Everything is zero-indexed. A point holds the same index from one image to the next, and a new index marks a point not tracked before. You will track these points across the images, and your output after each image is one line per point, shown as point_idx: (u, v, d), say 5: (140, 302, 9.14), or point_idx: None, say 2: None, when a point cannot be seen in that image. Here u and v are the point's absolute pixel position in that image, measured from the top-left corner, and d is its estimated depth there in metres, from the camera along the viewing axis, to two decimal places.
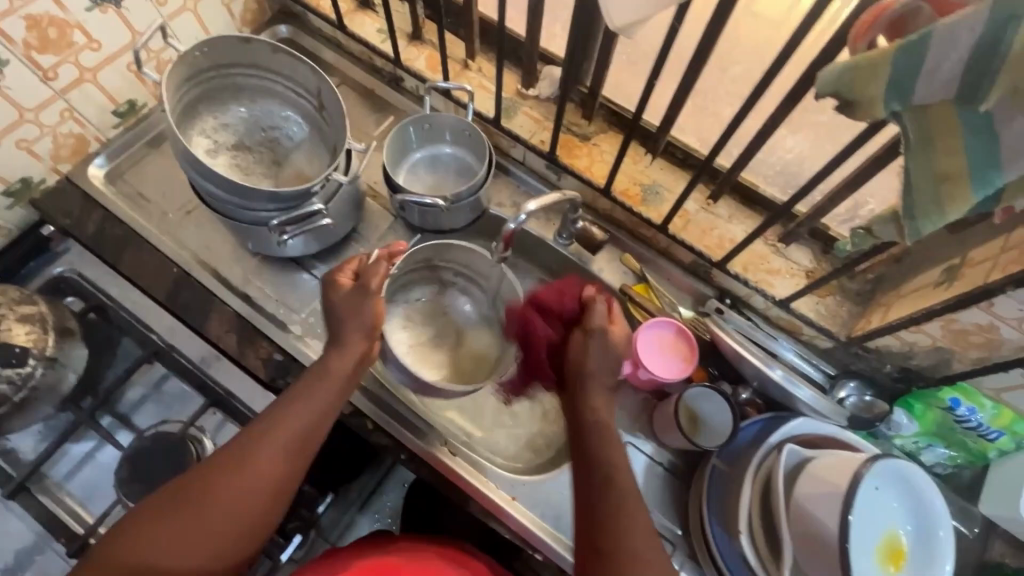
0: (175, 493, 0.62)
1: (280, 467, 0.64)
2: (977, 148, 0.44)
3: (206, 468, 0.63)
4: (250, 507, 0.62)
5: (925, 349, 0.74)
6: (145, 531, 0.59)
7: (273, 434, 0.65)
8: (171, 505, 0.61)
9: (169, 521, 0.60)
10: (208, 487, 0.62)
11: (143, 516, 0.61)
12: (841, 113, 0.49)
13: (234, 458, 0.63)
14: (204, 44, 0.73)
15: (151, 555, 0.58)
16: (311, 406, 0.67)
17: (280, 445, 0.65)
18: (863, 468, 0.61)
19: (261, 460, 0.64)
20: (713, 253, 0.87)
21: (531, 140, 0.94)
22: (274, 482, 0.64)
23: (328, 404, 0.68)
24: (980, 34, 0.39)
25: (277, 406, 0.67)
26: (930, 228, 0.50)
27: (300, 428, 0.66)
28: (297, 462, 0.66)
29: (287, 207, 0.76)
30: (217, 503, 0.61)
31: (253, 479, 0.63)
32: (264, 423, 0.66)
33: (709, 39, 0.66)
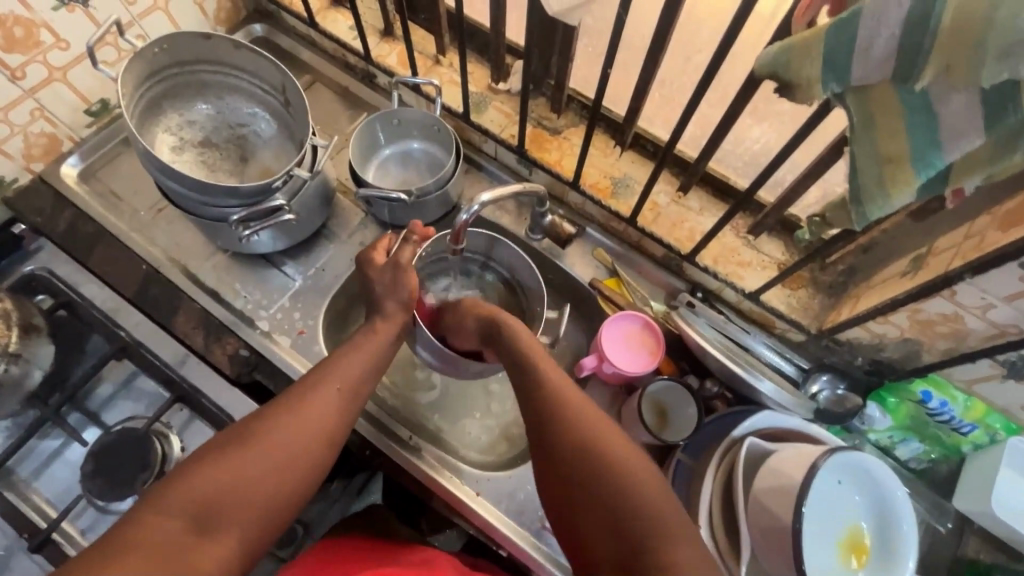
0: (235, 437, 0.61)
1: (335, 415, 0.66)
2: (918, 130, 0.43)
3: (261, 415, 0.63)
4: (311, 451, 0.63)
5: (894, 341, 0.73)
6: (204, 474, 0.58)
7: (328, 383, 0.67)
8: (228, 448, 0.60)
9: (232, 463, 0.59)
10: (270, 430, 0.62)
11: (199, 459, 0.59)
12: (782, 97, 0.47)
13: (291, 404, 0.64)
14: (164, 41, 0.73)
15: (214, 498, 0.57)
16: (358, 359, 0.70)
17: (335, 394, 0.66)
18: (822, 458, 0.59)
19: (319, 407, 0.65)
20: (683, 245, 0.86)
21: (501, 134, 0.93)
22: (330, 429, 0.65)
23: (378, 359, 0.71)
24: (910, 9, 0.38)
25: (329, 361, 0.69)
26: (876, 214, 0.49)
27: (354, 380, 0.68)
28: (351, 412, 0.68)
29: (249, 202, 0.76)
30: (281, 445, 0.61)
31: (312, 424, 0.64)
32: (317, 374, 0.68)
33: (666, 28, 0.65)
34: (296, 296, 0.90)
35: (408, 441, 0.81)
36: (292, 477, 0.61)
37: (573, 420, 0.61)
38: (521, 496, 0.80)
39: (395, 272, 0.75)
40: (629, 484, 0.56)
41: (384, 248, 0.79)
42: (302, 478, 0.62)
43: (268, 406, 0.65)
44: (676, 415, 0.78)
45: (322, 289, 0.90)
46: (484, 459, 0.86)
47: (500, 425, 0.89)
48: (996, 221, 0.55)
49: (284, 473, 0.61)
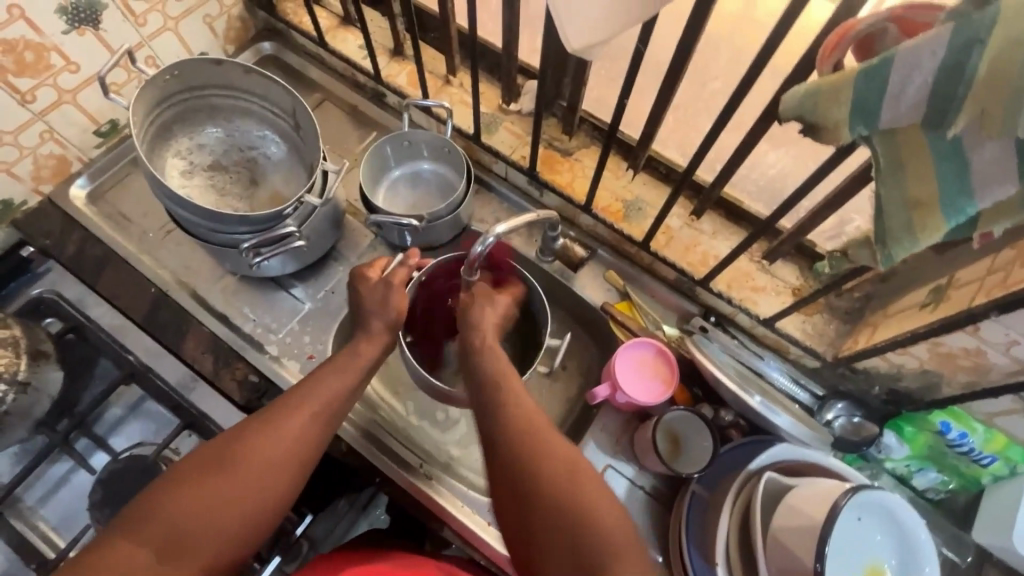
0: (207, 460, 0.60)
1: (311, 439, 0.64)
2: (947, 175, 0.42)
3: (235, 437, 0.62)
4: (283, 476, 0.61)
5: (913, 371, 0.72)
6: (175, 500, 0.57)
7: (305, 404, 0.65)
8: (200, 472, 0.59)
9: (203, 488, 0.58)
10: (242, 454, 0.60)
11: (175, 481, 0.58)
12: (807, 137, 0.47)
13: (265, 426, 0.62)
14: (174, 68, 0.73)
15: (182, 524, 0.56)
16: (340, 381, 0.68)
17: (311, 417, 0.65)
18: (843, 499, 0.58)
19: (294, 430, 0.63)
20: (696, 270, 0.85)
21: (512, 156, 0.92)
22: (305, 454, 0.63)
23: (357, 380, 0.70)
24: (944, 58, 0.37)
25: (308, 384, 0.67)
26: (903, 254, 0.48)
27: (332, 402, 0.67)
28: (328, 435, 0.66)
29: (259, 229, 0.75)
30: (252, 471, 0.60)
31: (286, 448, 0.62)
32: (294, 395, 0.66)
33: (683, 57, 0.64)
34: (305, 319, 0.89)
35: (417, 470, 0.82)
36: (263, 505, 0.60)
37: (544, 453, 0.59)
38: None
39: (387, 290, 0.76)
40: (600, 535, 0.54)
41: (378, 268, 0.79)
42: (274, 507, 0.60)
43: (242, 426, 0.63)
44: (691, 446, 0.77)
45: (332, 312, 0.90)
46: None
47: None
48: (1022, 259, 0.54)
49: (255, 500, 0.59)
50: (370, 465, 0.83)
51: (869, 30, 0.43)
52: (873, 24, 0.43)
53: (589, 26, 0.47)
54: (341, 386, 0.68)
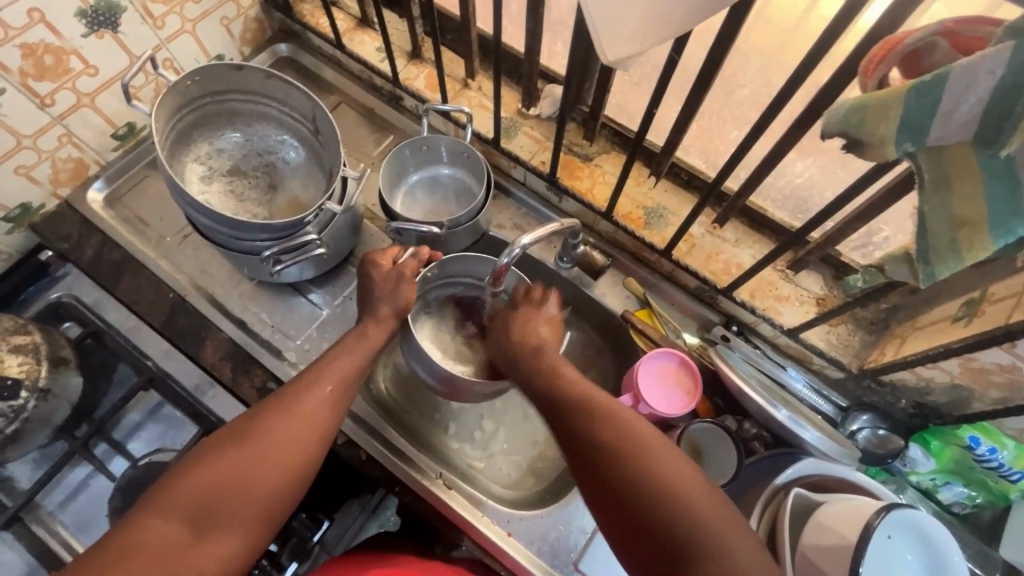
0: (230, 439, 0.61)
1: (327, 415, 0.65)
2: (999, 195, 0.41)
3: (255, 417, 0.63)
4: (304, 452, 0.62)
5: (942, 386, 0.71)
6: (200, 476, 0.58)
7: (320, 381, 0.66)
8: (223, 449, 0.60)
9: (227, 464, 0.58)
10: (263, 431, 0.61)
11: (197, 457, 0.59)
12: (850, 153, 0.46)
13: (283, 405, 0.64)
14: (196, 73, 0.72)
15: (209, 500, 0.57)
16: (350, 362, 0.69)
17: (326, 394, 0.66)
18: (876, 518, 0.57)
19: (312, 407, 0.64)
20: (719, 279, 0.84)
21: (531, 162, 0.91)
22: (321, 430, 0.64)
23: (367, 360, 0.71)
24: (1002, 76, 0.36)
25: (321, 363, 0.68)
26: (947, 272, 0.47)
27: (345, 380, 0.68)
28: (341, 412, 0.67)
29: (280, 236, 0.75)
30: (273, 446, 0.60)
31: (305, 424, 0.63)
32: (308, 374, 0.67)
33: (713, 65, 0.63)
34: (323, 326, 0.89)
35: (436, 479, 0.81)
36: (285, 479, 0.60)
37: (595, 435, 0.60)
38: (553, 535, 0.79)
39: (399, 280, 0.74)
40: (665, 481, 0.55)
41: (391, 257, 0.76)
42: (295, 481, 0.61)
43: (262, 406, 0.64)
44: (715, 458, 0.76)
45: (350, 318, 0.89)
46: (514, 495, 0.85)
47: (530, 458, 0.88)
48: None
49: (276, 475, 0.60)
50: (389, 474, 0.82)
51: (916, 46, 0.42)
52: (921, 40, 0.41)
53: (625, 37, 0.46)
54: (352, 365, 0.69)
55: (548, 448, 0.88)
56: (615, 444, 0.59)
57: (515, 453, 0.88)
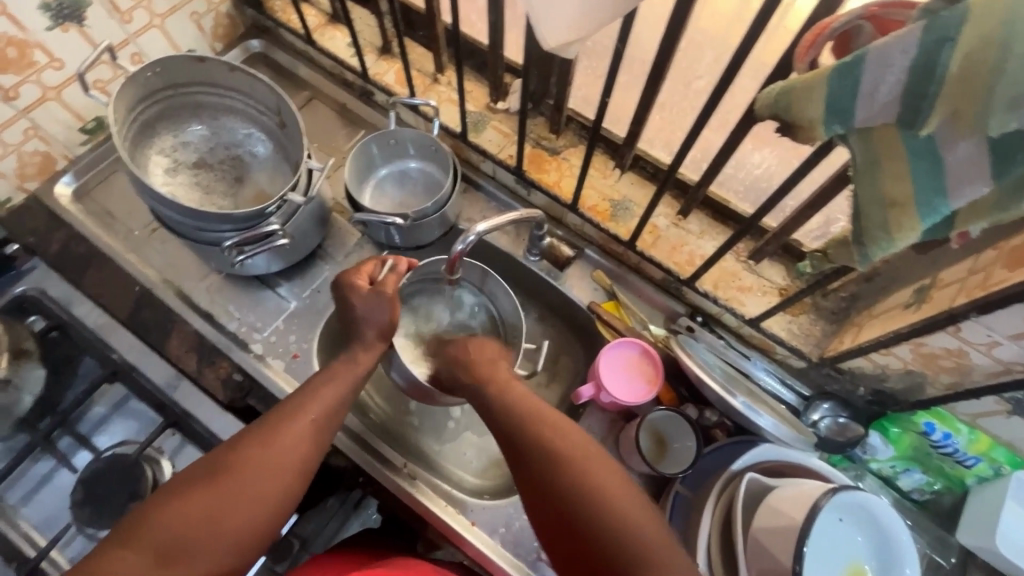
0: (205, 473, 0.60)
1: (308, 446, 0.65)
2: (920, 174, 0.42)
3: (232, 450, 0.62)
4: (283, 481, 0.62)
5: (897, 372, 0.71)
6: (173, 509, 0.58)
7: (300, 411, 0.66)
8: (198, 483, 0.59)
9: (202, 497, 0.58)
10: (242, 461, 0.61)
11: (173, 490, 0.59)
12: (784, 136, 0.47)
13: (260, 437, 0.63)
14: (156, 65, 0.73)
15: (181, 533, 0.57)
16: (335, 390, 0.69)
17: (306, 426, 0.65)
18: (824, 499, 0.58)
19: (292, 438, 0.64)
20: (683, 270, 0.84)
21: (499, 155, 0.92)
22: (299, 463, 0.64)
23: (352, 387, 0.70)
24: (915, 56, 0.37)
25: (304, 390, 0.68)
26: (880, 254, 0.48)
27: (325, 413, 0.67)
28: (322, 443, 0.66)
29: (243, 227, 0.75)
30: (250, 477, 0.61)
31: (284, 457, 0.63)
32: (288, 405, 0.67)
33: (665, 56, 0.64)
34: (290, 318, 0.89)
35: (400, 470, 0.81)
36: (260, 511, 0.60)
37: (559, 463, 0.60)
38: (517, 524, 0.80)
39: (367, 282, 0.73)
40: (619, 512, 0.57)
41: (368, 274, 0.76)
42: (271, 515, 0.61)
43: (241, 436, 0.64)
44: (677, 448, 0.77)
45: (318, 310, 0.90)
46: (479, 484, 0.85)
47: (494, 448, 0.88)
48: (1003, 258, 0.53)
49: (252, 509, 0.60)
50: (355, 464, 0.82)
51: (845, 29, 0.43)
52: (848, 23, 0.42)
53: (561, 24, 0.47)
54: (334, 394, 0.69)
55: None
56: (577, 473, 0.59)
57: (479, 442, 0.88)
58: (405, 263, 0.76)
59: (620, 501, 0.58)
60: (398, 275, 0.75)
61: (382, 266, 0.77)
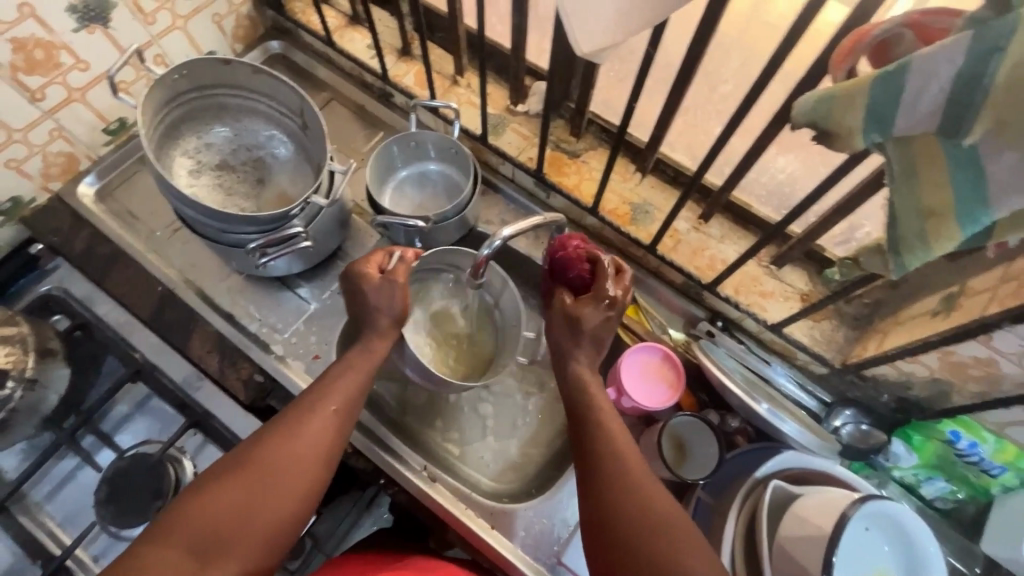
0: (231, 467, 0.61)
1: (333, 436, 0.65)
2: (961, 183, 0.42)
3: (258, 443, 0.62)
4: (311, 470, 0.63)
5: (923, 379, 0.71)
6: (205, 502, 0.58)
7: (322, 402, 0.66)
8: (227, 475, 0.60)
9: (232, 491, 0.59)
10: (272, 450, 0.62)
11: (201, 486, 0.59)
12: (820, 144, 0.46)
13: (285, 428, 0.64)
14: (183, 68, 0.73)
15: (213, 527, 0.57)
16: (355, 378, 0.70)
17: (329, 417, 0.66)
18: (851, 508, 0.58)
19: (319, 427, 0.65)
20: (704, 275, 0.84)
21: (519, 158, 0.92)
22: (324, 454, 0.64)
23: (368, 377, 0.71)
24: (961, 66, 0.37)
25: (322, 382, 0.69)
26: (915, 263, 0.48)
27: (347, 402, 0.68)
28: (343, 434, 0.67)
29: (266, 229, 0.76)
30: (278, 469, 0.61)
31: (310, 446, 0.63)
32: (308, 398, 0.67)
33: (692, 62, 0.64)
34: (311, 320, 0.89)
35: (420, 472, 0.82)
36: (292, 500, 0.61)
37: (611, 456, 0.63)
38: (536, 528, 0.80)
39: (390, 286, 0.74)
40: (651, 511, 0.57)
41: (377, 264, 0.76)
42: (302, 503, 0.62)
43: (265, 429, 0.64)
44: (698, 453, 0.77)
45: (338, 311, 0.90)
46: (497, 487, 0.86)
47: (511, 451, 0.88)
48: None
49: (282, 501, 0.60)
50: (375, 466, 0.82)
51: (884, 36, 0.43)
52: (888, 31, 0.42)
53: (596, 30, 0.47)
54: (353, 385, 0.69)
55: (531, 444, 0.88)
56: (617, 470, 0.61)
57: (497, 446, 0.88)
58: (412, 252, 0.77)
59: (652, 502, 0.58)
60: (406, 264, 0.75)
61: (390, 256, 0.77)
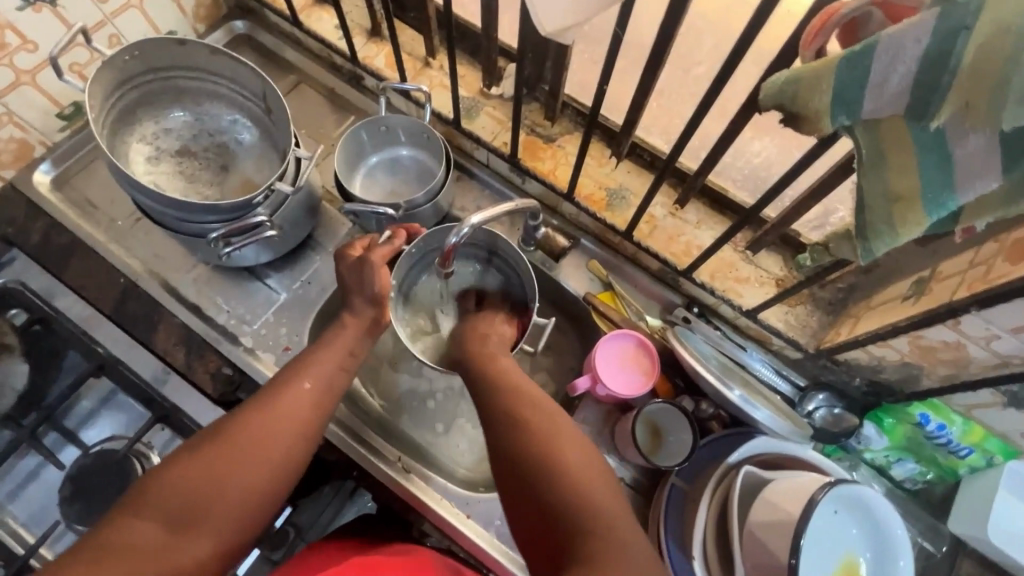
0: (209, 438, 0.59)
1: (309, 411, 0.63)
2: (928, 167, 0.41)
3: (234, 416, 0.61)
4: (284, 445, 0.61)
5: (893, 363, 0.71)
6: (175, 478, 0.56)
7: (301, 375, 0.65)
8: (204, 446, 0.58)
9: (209, 459, 0.57)
10: (243, 424, 0.60)
11: (177, 457, 0.58)
12: (787, 127, 0.45)
13: (262, 400, 0.62)
14: (134, 48, 0.69)
15: (191, 496, 0.55)
16: (331, 357, 0.68)
17: (309, 389, 0.64)
18: (820, 493, 0.58)
19: (292, 402, 0.63)
20: (679, 260, 0.83)
21: (493, 143, 0.89)
22: (305, 425, 0.63)
23: (350, 354, 0.69)
24: (928, 44, 0.36)
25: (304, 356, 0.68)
26: (882, 249, 0.47)
27: (328, 374, 0.67)
28: (327, 405, 0.66)
29: (228, 218, 0.73)
30: (257, 439, 0.59)
31: (282, 420, 0.61)
32: (288, 371, 0.66)
33: (665, 42, 0.62)
34: (281, 310, 0.87)
35: (395, 463, 0.80)
36: (271, 468, 0.59)
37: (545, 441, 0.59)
38: (512, 516, 0.80)
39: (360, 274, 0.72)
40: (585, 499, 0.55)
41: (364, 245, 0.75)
42: (274, 478, 0.59)
43: (245, 402, 0.63)
44: (672, 439, 0.77)
45: (309, 302, 0.88)
46: (474, 476, 0.85)
47: (487, 438, 0.87)
48: (1004, 251, 0.52)
49: (262, 470, 0.58)
50: (350, 460, 0.81)
51: (852, 15, 0.41)
52: (856, 10, 0.41)
53: (559, 8, 0.45)
54: (334, 359, 0.68)
55: None
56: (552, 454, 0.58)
57: (471, 434, 0.88)
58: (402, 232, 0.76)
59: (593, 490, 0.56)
60: (392, 247, 0.74)
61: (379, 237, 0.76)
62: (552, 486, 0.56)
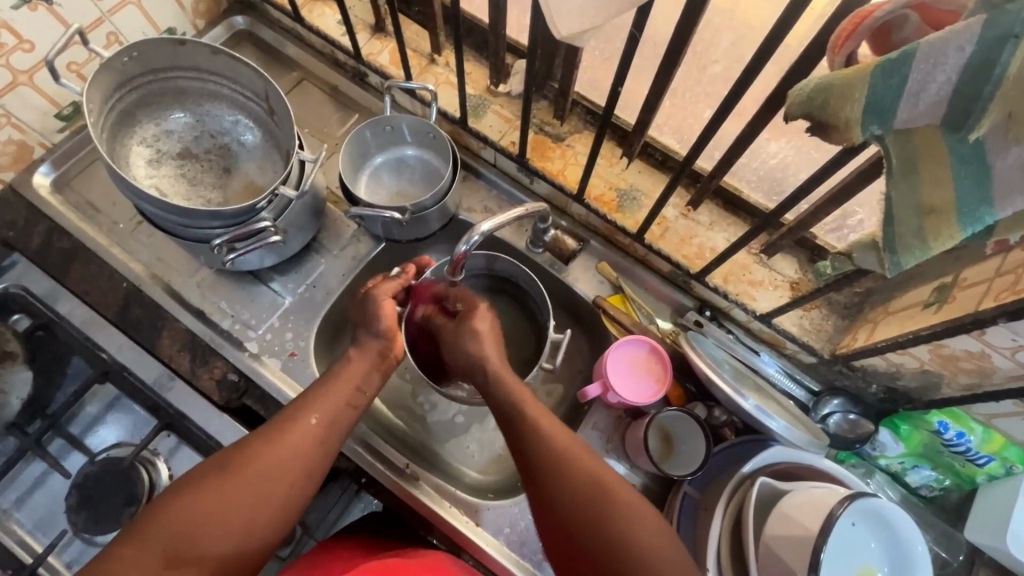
0: (213, 470, 0.59)
1: (312, 448, 0.62)
2: (966, 181, 0.39)
3: (239, 448, 0.60)
4: (285, 484, 0.60)
5: (912, 371, 0.69)
6: (172, 512, 0.55)
7: (307, 410, 0.63)
8: (205, 480, 0.58)
9: (209, 494, 0.56)
10: (246, 461, 0.59)
11: (180, 486, 0.58)
12: (814, 135, 0.44)
13: (267, 435, 0.61)
14: (132, 50, 0.67)
15: (185, 532, 0.54)
16: (341, 390, 0.66)
17: (313, 424, 0.63)
18: (840, 507, 0.57)
19: (295, 439, 0.61)
20: (692, 263, 0.81)
21: (500, 142, 0.87)
22: (307, 464, 0.61)
23: (359, 388, 0.68)
24: (971, 54, 0.34)
25: (313, 388, 0.66)
26: (912, 262, 0.45)
27: (334, 410, 0.65)
28: (331, 443, 0.64)
29: (231, 224, 0.71)
30: (258, 477, 0.58)
31: (286, 459, 0.60)
32: (294, 405, 0.64)
33: (681, 41, 0.60)
34: (286, 315, 0.86)
35: (403, 470, 0.79)
36: (269, 509, 0.58)
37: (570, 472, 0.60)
38: (522, 524, 0.79)
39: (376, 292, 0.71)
40: (619, 528, 0.57)
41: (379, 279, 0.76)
42: (274, 515, 0.58)
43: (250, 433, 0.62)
44: (685, 447, 0.76)
45: (314, 306, 0.87)
46: (483, 482, 0.85)
47: (497, 443, 0.87)
48: None
49: (260, 511, 0.58)
50: (357, 467, 0.80)
51: (887, 18, 0.39)
52: (891, 13, 0.39)
53: (575, 10, 0.43)
54: (341, 394, 0.66)
55: None
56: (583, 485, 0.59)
57: (482, 436, 0.88)
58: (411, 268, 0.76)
59: (623, 516, 0.57)
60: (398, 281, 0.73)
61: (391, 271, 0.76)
62: (581, 523, 0.58)
